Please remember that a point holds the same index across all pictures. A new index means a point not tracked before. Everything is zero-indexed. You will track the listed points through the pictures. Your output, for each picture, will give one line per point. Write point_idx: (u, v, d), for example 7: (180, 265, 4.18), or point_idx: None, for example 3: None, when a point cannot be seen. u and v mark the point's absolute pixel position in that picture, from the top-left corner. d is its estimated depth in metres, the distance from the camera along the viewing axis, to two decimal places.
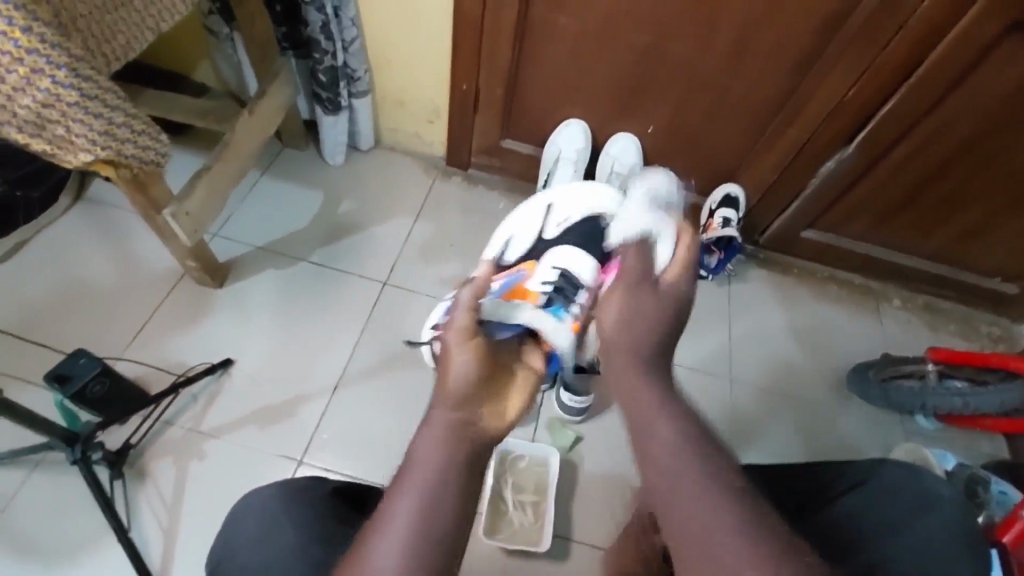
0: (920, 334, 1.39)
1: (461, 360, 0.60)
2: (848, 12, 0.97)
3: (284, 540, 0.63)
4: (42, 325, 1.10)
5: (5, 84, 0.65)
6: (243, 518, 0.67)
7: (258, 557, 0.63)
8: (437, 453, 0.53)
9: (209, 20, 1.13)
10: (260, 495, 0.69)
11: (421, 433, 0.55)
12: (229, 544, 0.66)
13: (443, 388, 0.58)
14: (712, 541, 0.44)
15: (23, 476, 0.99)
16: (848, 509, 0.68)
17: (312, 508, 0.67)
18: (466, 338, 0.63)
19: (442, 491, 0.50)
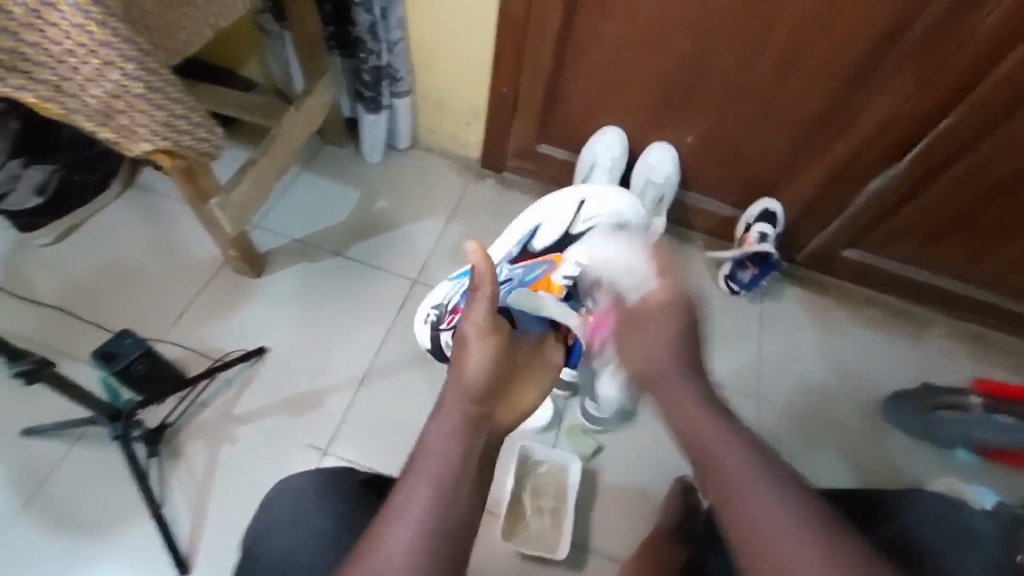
0: (964, 363, 1.34)
1: (475, 354, 0.64)
2: (903, 27, 0.94)
3: (317, 526, 0.66)
4: (91, 306, 1.16)
5: (78, 75, 0.68)
6: (277, 502, 0.70)
7: (288, 542, 0.65)
8: (444, 445, 0.55)
9: (262, 18, 1.17)
10: (296, 483, 0.71)
11: (431, 422, 0.58)
12: (259, 525, 0.68)
13: (457, 384, 0.61)
14: (787, 553, 0.46)
15: (65, 448, 1.04)
16: (913, 520, 0.67)
17: (341, 500, 0.69)
18: (481, 335, 0.65)
19: (447, 477, 0.52)
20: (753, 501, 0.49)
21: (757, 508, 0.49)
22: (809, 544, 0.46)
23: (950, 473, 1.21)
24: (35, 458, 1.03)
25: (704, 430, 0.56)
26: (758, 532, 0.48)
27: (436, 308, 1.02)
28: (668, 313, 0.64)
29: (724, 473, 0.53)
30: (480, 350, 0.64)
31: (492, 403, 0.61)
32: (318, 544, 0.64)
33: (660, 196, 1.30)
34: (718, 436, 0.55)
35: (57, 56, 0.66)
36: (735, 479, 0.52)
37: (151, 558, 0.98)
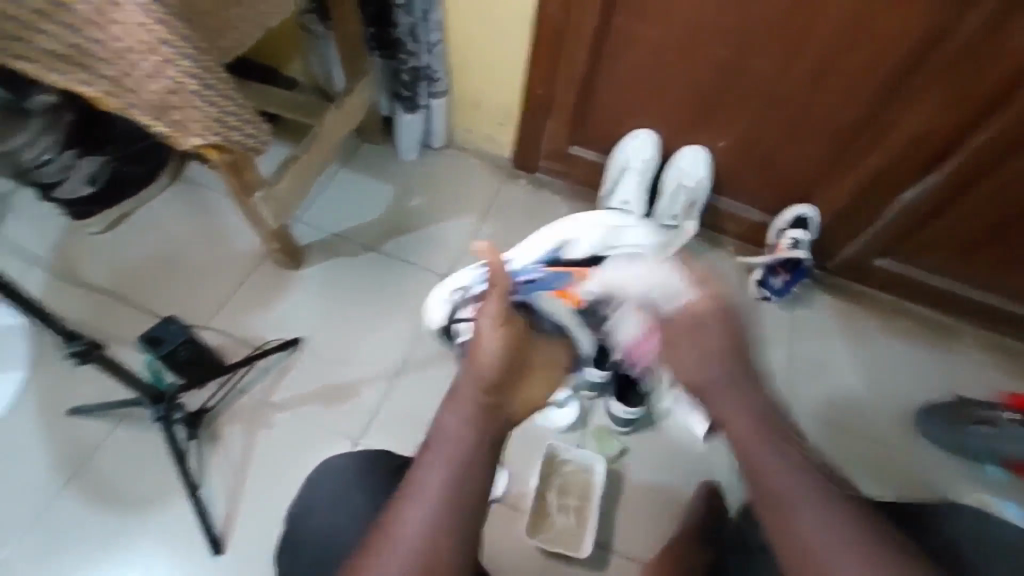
0: (1002, 379, 1.30)
1: (486, 346, 0.70)
2: (944, 34, 0.92)
3: (356, 507, 0.69)
4: (136, 292, 1.20)
5: (139, 71, 0.72)
6: (316, 485, 0.72)
7: (332, 520, 0.69)
8: (459, 433, 0.63)
9: (306, 18, 1.20)
10: (338, 463, 0.74)
11: (446, 407, 0.66)
12: (304, 500, 0.71)
13: (468, 373, 0.69)
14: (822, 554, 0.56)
15: (110, 427, 1.08)
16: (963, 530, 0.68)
17: (381, 486, 0.71)
18: (493, 328, 0.72)
19: (462, 465, 0.61)
20: (793, 506, 0.60)
21: (796, 513, 0.59)
22: (838, 545, 0.56)
23: (983, 490, 1.18)
24: (82, 435, 1.08)
25: (748, 437, 0.66)
26: (794, 531, 0.59)
27: (461, 287, 0.99)
28: (720, 326, 0.72)
29: (765, 479, 0.63)
30: (490, 342, 0.71)
31: (496, 392, 0.68)
32: (358, 523, 0.68)
33: (692, 200, 1.30)
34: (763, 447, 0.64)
35: (121, 52, 0.70)
36: (774, 486, 0.62)
37: (187, 536, 1.02)
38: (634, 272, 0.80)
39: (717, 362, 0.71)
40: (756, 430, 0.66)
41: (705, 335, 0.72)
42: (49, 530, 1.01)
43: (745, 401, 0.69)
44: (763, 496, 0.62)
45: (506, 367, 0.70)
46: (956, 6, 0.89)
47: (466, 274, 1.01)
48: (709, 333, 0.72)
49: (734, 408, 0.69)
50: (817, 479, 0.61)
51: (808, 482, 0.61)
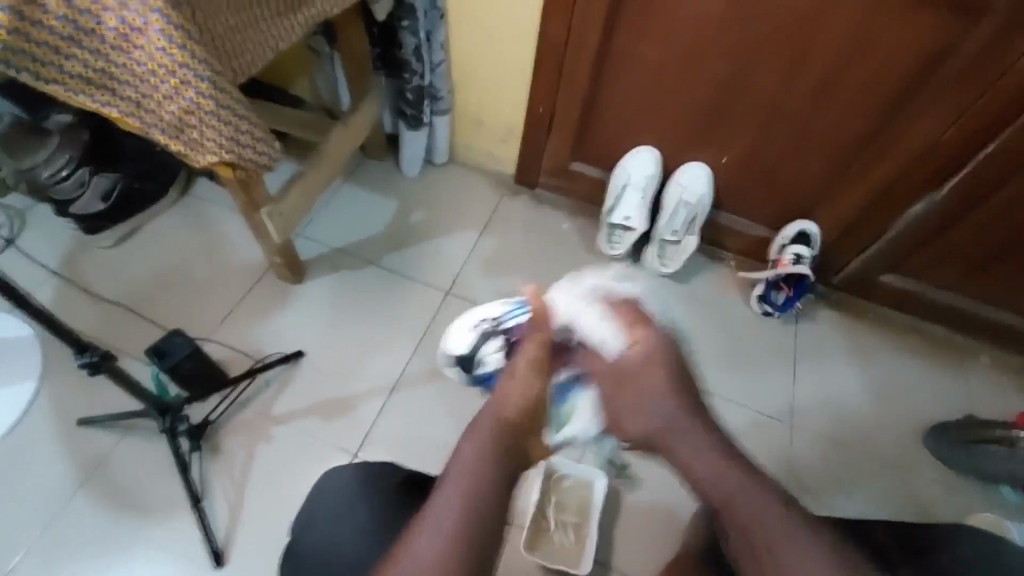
0: (1012, 397, 1.28)
1: (516, 385, 0.69)
2: (948, 52, 0.93)
3: (356, 524, 0.68)
4: (144, 305, 1.23)
5: (157, 93, 0.74)
6: (315, 498, 0.72)
7: (333, 534, 0.68)
8: (476, 469, 0.61)
9: (314, 40, 1.24)
10: (333, 479, 0.73)
11: (466, 440, 0.64)
12: (307, 509, 0.71)
13: (496, 408, 0.67)
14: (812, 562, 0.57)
15: (116, 439, 1.09)
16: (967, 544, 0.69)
17: (382, 506, 0.70)
18: (530, 369, 0.71)
19: (475, 502, 0.58)
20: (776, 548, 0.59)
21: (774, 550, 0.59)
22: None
23: (995, 510, 1.16)
24: (87, 446, 1.09)
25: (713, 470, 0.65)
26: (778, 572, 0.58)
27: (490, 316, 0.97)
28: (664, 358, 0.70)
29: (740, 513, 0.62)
30: (521, 381, 0.69)
31: (520, 438, 0.65)
32: (355, 543, 0.67)
33: (693, 216, 1.31)
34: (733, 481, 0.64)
35: (140, 74, 0.73)
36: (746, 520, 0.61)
37: (189, 550, 1.02)
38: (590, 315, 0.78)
39: (676, 406, 0.68)
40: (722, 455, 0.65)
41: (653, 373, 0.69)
42: (52, 540, 1.02)
43: (704, 436, 0.67)
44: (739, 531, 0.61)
45: (536, 412, 0.68)
46: (958, 27, 0.90)
47: (488, 307, 1.00)
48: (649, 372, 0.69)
49: (692, 437, 0.67)
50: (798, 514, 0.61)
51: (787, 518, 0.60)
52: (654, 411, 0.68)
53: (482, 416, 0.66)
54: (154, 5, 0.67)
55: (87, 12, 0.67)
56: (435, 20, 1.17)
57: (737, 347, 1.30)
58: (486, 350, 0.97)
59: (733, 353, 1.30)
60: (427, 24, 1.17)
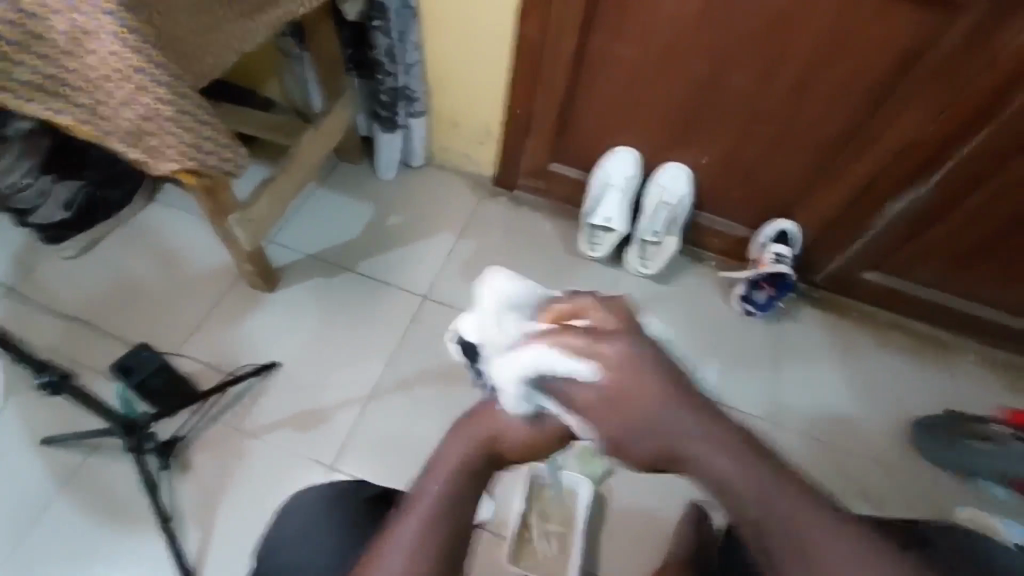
0: (989, 389, 1.31)
1: (507, 412, 0.61)
2: (924, 48, 0.94)
3: (322, 543, 0.64)
4: (110, 319, 1.18)
5: (113, 99, 0.71)
6: (288, 516, 0.68)
7: (298, 557, 0.63)
8: (450, 481, 0.61)
9: (283, 40, 1.20)
10: (303, 498, 0.70)
11: (446, 449, 0.63)
12: (273, 533, 0.67)
13: (481, 429, 0.62)
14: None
15: (81, 458, 1.05)
16: (952, 539, 0.69)
17: (352, 520, 0.66)
18: (529, 410, 0.60)
19: (440, 516, 0.59)
20: (806, 550, 0.50)
21: (798, 545, 0.50)
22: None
23: (972, 503, 1.17)
24: (50, 468, 1.04)
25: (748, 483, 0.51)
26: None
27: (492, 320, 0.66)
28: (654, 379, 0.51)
29: (761, 519, 0.51)
30: (516, 410, 0.61)
31: (492, 462, 0.63)
32: (323, 562, 0.63)
33: (673, 217, 1.30)
34: (758, 486, 0.51)
35: (93, 80, 0.70)
36: (771, 525, 0.51)
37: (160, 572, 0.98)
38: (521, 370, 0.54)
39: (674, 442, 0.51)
40: (744, 468, 0.51)
41: (640, 391, 0.51)
42: (13, 567, 0.97)
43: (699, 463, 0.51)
44: (765, 540, 0.51)
45: (526, 443, 0.62)
46: (932, 28, 0.91)
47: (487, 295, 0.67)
48: (637, 396, 0.51)
49: (713, 459, 0.51)
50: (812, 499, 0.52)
51: (811, 515, 0.51)
52: (679, 440, 0.51)
53: (472, 426, 0.63)
54: (107, 7, 0.63)
55: (36, 16, 0.64)
56: (407, 19, 1.13)
57: (719, 347, 1.30)
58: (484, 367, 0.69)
59: (715, 354, 1.29)
60: (399, 24, 1.13)
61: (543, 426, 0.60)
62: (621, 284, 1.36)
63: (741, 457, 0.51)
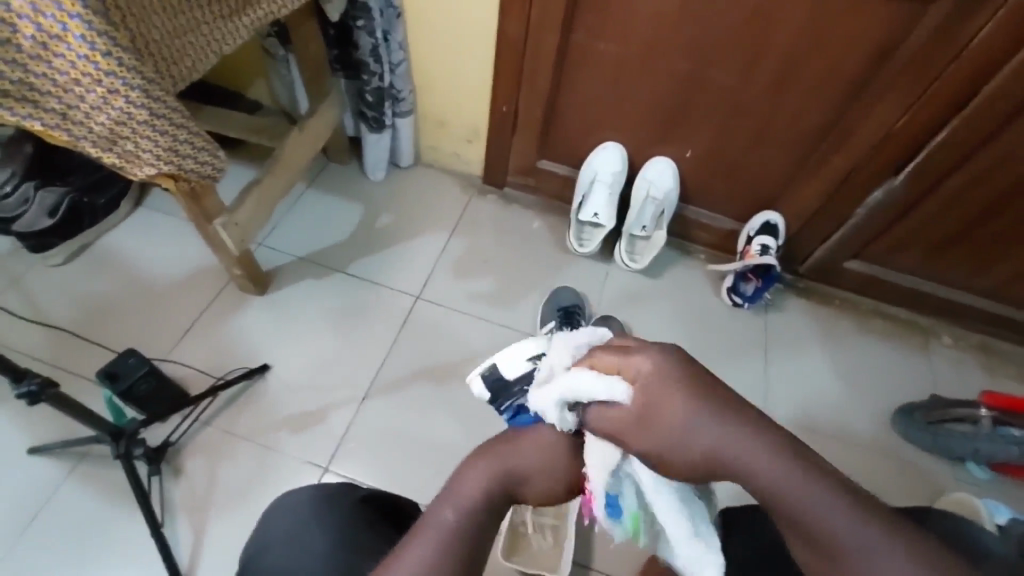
0: (974, 374, 1.32)
1: (534, 441, 0.62)
2: (901, 40, 0.94)
3: (313, 545, 0.63)
4: (97, 326, 1.17)
5: (84, 103, 0.70)
6: (278, 517, 0.67)
7: (287, 560, 0.62)
8: (467, 507, 0.57)
9: (267, 42, 1.19)
10: (290, 500, 0.69)
11: (468, 470, 0.61)
12: (261, 536, 0.66)
13: (509, 452, 0.62)
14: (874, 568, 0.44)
15: (70, 466, 1.04)
16: (940, 525, 0.70)
17: (343, 520, 0.66)
18: (564, 443, 0.61)
19: (451, 541, 0.54)
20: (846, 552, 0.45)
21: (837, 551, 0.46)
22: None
23: (962, 488, 1.18)
24: (38, 477, 1.03)
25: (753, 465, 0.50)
26: None
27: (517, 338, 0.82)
28: (670, 390, 0.53)
29: (796, 515, 0.48)
30: (548, 445, 0.62)
31: (512, 496, 0.61)
32: (317, 564, 0.61)
33: (661, 212, 1.31)
34: (786, 484, 0.49)
35: (63, 85, 0.68)
36: (814, 522, 0.47)
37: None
38: (565, 386, 0.57)
39: (671, 431, 0.52)
40: (772, 464, 0.49)
41: (662, 407, 0.53)
42: None
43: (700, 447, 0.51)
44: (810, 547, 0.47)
45: (550, 480, 0.62)
46: (908, 17, 0.91)
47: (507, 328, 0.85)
48: (660, 408, 0.53)
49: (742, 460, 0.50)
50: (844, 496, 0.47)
51: (848, 509, 0.46)
52: (671, 430, 0.52)
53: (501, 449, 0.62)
54: (72, 10, 0.62)
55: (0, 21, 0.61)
56: (392, 19, 1.14)
57: (709, 339, 1.31)
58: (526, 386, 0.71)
59: (707, 346, 1.30)
60: (384, 23, 1.13)
61: (573, 471, 0.61)
62: (611, 279, 1.36)
63: (770, 447, 0.50)
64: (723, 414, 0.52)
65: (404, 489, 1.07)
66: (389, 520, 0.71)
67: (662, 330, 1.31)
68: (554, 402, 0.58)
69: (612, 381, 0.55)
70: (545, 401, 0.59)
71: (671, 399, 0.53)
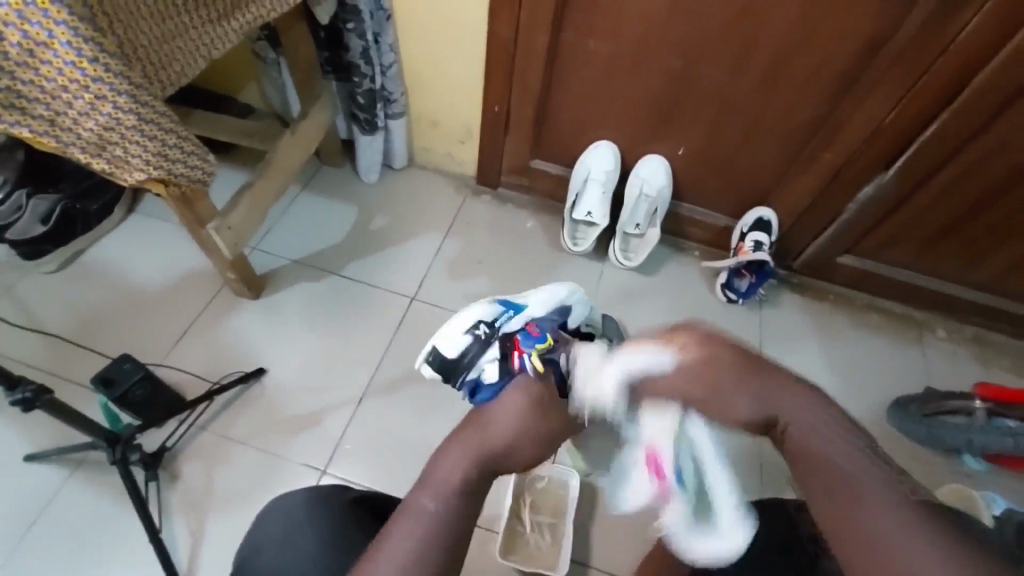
0: (968, 366, 1.33)
1: (497, 413, 0.67)
2: (889, 34, 0.95)
3: (307, 548, 0.63)
4: (92, 332, 1.17)
5: (72, 109, 0.70)
6: (271, 519, 0.67)
7: (280, 562, 0.62)
8: (445, 491, 0.60)
9: (257, 46, 1.19)
10: (282, 504, 0.69)
11: (442, 452, 0.64)
12: (253, 539, 0.66)
13: (478, 429, 0.66)
14: (875, 522, 0.51)
15: (66, 473, 1.04)
16: None
17: (337, 522, 0.66)
18: (522, 408, 0.67)
19: (427, 527, 0.57)
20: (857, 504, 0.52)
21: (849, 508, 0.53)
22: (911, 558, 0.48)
23: (958, 480, 1.19)
24: (35, 484, 1.03)
25: (802, 429, 0.58)
26: (859, 527, 0.52)
27: (484, 321, 0.81)
28: (738, 362, 0.61)
29: (824, 471, 0.55)
30: (510, 413, 0.67)
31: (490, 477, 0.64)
32: (308, 565, 0.62)
33: (654, 209, 1.31)
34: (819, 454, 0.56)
35: (51, 91, 0.68)
36: (836, 476, 0.54)
37: None
38: (628, 358, 0.67)
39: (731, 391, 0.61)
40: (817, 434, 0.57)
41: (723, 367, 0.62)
42: None
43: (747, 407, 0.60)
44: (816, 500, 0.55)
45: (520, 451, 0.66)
46: (894, 12, 0.91)
47: (473, 310, 0.83)
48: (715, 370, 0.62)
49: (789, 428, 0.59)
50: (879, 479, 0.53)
51: (872, 478, 0.53)
52: (734, 392, 0.61)
53: (469, 431, 0.67)
54: (58, 17, 0.62)
55: None
56: (382, 21, 1.14)
57: None
58: (482, 358, 0.77)
59: None
60: (374, 25, 1.14)
61: (535, 429, 0.67)
62: (605, 277, 1.36)
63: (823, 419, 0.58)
64: (783, 387, 0.60)
65: (401, 490, 1.08)
66: (384, 521, 0.71)
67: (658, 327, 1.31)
68: (615, 374, 0.68)
69: (666, 348, 0.66)
70: (605, 375, 0.68)
71: (740, 369, 0.61)
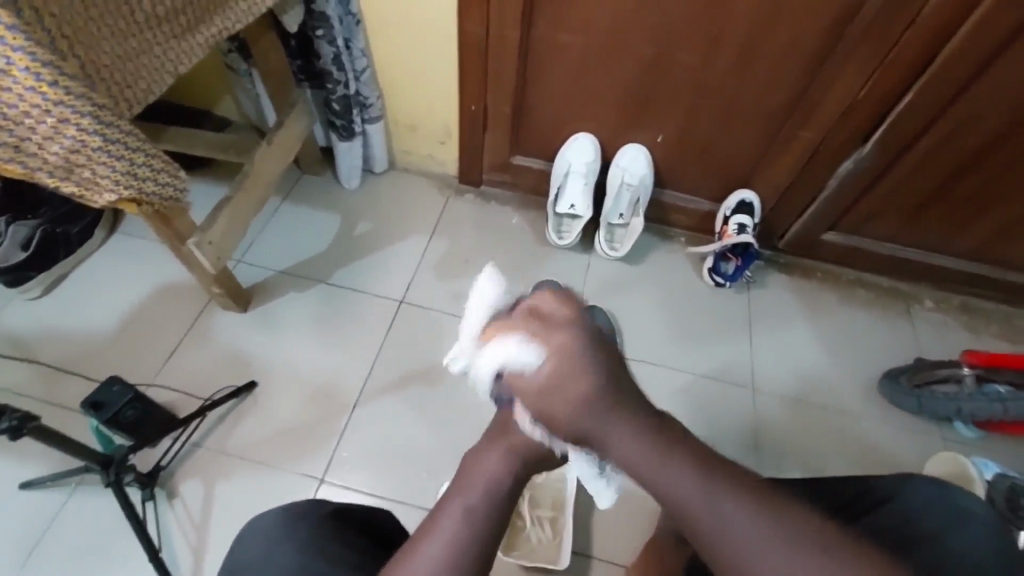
0: (956, 335, 1.34)
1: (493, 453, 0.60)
2: (860, 8, 0.94)
3: (287, 556, 0.61)
4: (80, 355, 1.17)
5: (36, 134, 0.70)
6: (245, 545, 0.64)
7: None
8: (491, 489, 0.58)
9: (229, 58, 1.19)
10: (257, 521, 0.67)
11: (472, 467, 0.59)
12: (230, 565, 0.63)
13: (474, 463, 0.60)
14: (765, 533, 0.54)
15: (64, 496, 1.04)
16: None
17: (314, 536, 0.64)
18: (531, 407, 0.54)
19: (474, 526, 0.55)
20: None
21: (720, 523, 0.47)
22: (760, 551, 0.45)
23: (951, 447, 1.20)
24: (33, 511, 1.03)
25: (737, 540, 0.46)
26: None
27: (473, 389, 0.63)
28: (573, 368, 0.52)
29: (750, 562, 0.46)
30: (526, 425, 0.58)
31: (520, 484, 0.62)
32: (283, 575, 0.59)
33: (636, 199, 1.32)
34: (643, 462, 0.51)
35: (14, 118, 0.67)
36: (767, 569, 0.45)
37: None
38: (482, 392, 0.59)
39: (652, 444, 0.51)
40: (651, 455, 0.51)
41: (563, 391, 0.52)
42: None
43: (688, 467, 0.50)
44: (683, 526, 0.49)
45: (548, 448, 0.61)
46: None
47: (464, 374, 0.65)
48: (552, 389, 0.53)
49: (612, 435, 0.52)
50: (728, 474, 0.49)
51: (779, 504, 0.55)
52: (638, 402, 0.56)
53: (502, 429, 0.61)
54: (15, 43, 0.61)
55: None
56: (352, 26, 1.13)
57: (693, 320, 1.32)
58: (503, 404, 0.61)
59: (692, 328, 1.30)
60: (344, 31, 1.13)
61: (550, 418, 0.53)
62: (593, 268, 1.37)
63: (642, 441, 0.51)
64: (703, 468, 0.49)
65: (399, 492, 1.08)
66: (369, 537, 0.69)
67: (647, 317, 1.31)
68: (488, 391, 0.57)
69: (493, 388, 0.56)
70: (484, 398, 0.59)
71: (653, 437, 0.51)
